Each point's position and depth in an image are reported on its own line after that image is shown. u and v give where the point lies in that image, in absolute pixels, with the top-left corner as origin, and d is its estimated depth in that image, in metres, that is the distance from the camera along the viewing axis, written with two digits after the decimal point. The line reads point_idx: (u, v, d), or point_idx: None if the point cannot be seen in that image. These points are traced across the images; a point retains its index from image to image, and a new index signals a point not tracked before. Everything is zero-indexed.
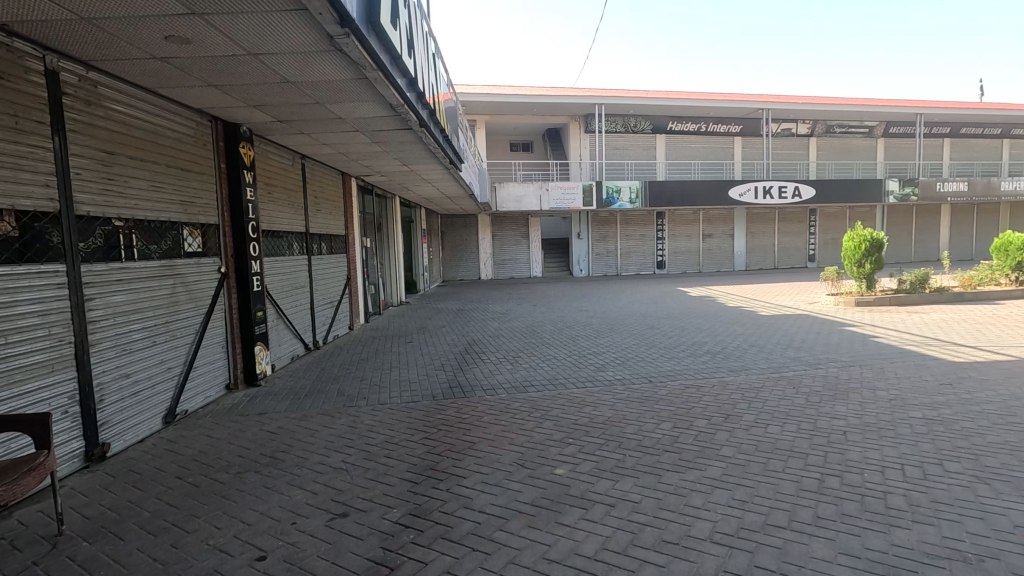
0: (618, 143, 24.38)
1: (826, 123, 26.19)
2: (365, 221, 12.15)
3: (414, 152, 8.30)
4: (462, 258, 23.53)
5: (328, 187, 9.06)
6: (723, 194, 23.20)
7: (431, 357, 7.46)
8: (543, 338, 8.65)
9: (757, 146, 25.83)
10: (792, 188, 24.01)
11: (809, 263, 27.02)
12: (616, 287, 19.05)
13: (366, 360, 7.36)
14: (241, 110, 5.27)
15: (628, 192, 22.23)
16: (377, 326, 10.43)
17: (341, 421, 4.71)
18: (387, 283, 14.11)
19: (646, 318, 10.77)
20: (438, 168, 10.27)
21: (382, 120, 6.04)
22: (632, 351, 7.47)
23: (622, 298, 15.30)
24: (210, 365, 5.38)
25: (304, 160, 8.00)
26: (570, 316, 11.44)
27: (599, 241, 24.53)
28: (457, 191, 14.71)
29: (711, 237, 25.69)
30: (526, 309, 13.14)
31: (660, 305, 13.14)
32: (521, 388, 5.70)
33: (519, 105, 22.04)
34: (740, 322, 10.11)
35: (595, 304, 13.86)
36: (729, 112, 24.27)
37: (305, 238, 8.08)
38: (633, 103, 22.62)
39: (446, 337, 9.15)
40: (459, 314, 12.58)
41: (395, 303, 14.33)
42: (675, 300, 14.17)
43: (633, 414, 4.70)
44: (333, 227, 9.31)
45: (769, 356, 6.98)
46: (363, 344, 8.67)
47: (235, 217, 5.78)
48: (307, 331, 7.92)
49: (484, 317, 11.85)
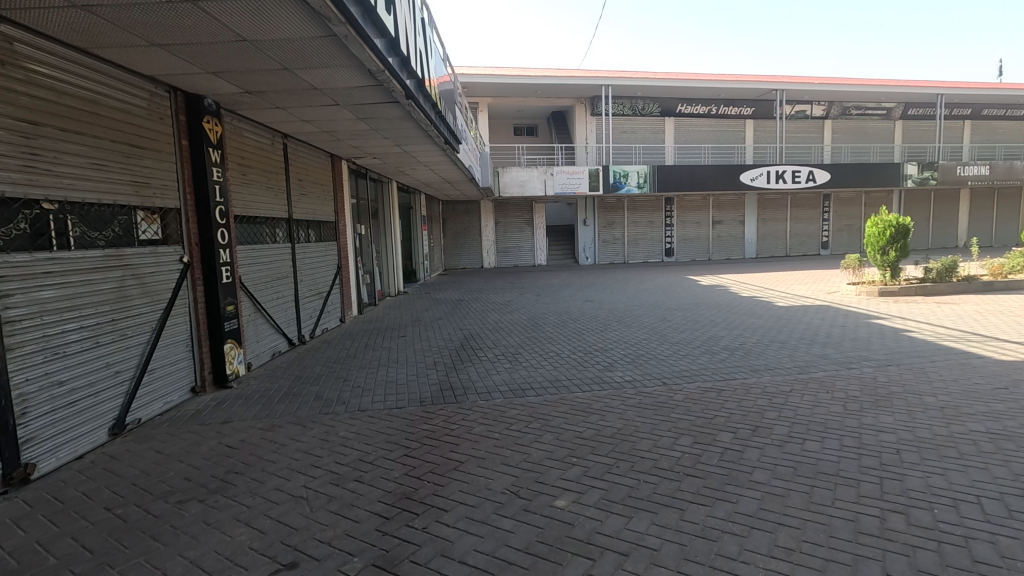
0: (626, 127, 23.55)
1: (842, 105, 25.25)
2: (358, 207, 11.53)
3: (406, 131, 7.63)
4: (464, 246, 22.89)
5: (314, 169, 8.42)
6: (734, 179, 22.44)
7: (424, 353, 6.87)
8: (546, 333, 8.02)
9: (770, 129, 24.93)
10: (806, 173, 23.20)
11: (822, 251, 26.21)
12: (624, 275, 18.40)
13: (353, 358, 6.78)
14: (201, 78, 4.63)
15: (636, 177, 21.50)
16: (371, 318, 9.85)
17: (313, 431, 4.13)
18: (384, 272, 13.51)
19: (656, 309, 10.12)
20: (435, 149, 9.59)
21: (361, 91, 5.32)
22: (642, 347, 6.83)
23: (629, 287, 14.65)
24: (171, 366, 4.81)
25: (286, 139, 7.36)
26: (574, 307, 10.80)
27: (606, 228, 23.81)
28: (458, 175, 14.03)
29: (721, 224, 24.92)
30: (530, 299, 12.51)
31: (670, 295, 12.50)
32: (519, 392, 5.10)
33: (523, 87, 21.26)
34: (757, 313, 9.48)
35: (600, 293, 13.21)
36: (741, 94, 23.38)
37: (288, 225, 7.47)
38: (642, 84, 21.79)
39: (442, 330, 8.54)
40: (458, 305, 11.96)
41: (392, 292, 13.74)
42: (685, 290, 13.50)
43: (646, 425, 4.09)
44: (320, 213, 8.69)
45: (793, 353, 6.34)
46: (353, 339, 8.09)
47: (199, 200, 5.17)
48: (291, 325, 7.35)
49: (485, 308, 11.25)
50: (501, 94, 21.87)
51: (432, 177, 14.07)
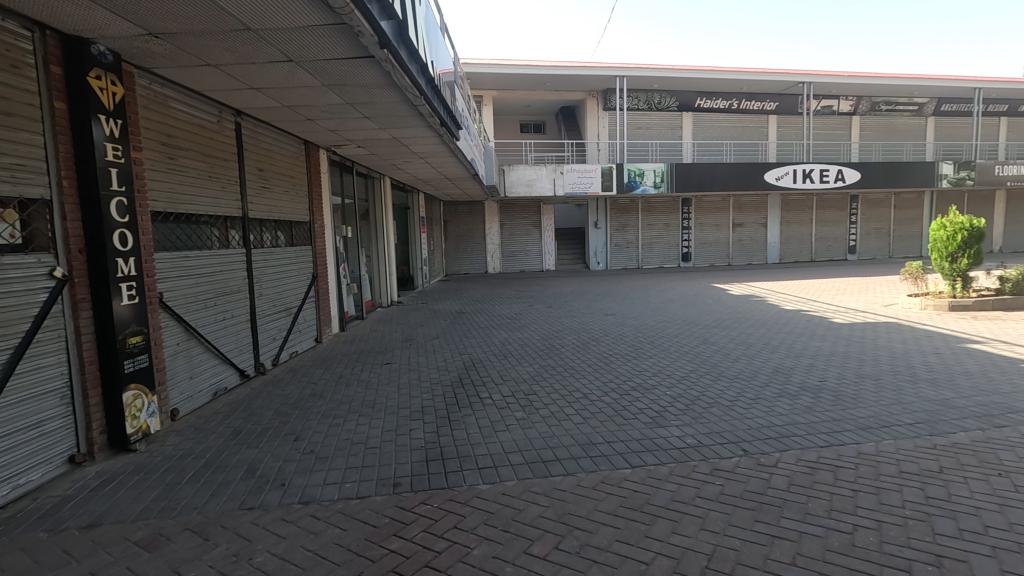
0: (640, 122, 21.99)
1: (871, 100, 23.63)
2: (342, 205, 10.01)
3: (395, 109, 6.09)
4: (467, 250, 21.36)
5: (281, 158, 6.89)
6: (757, 178, 20.92)
7: (412, 391, 5.30)
8: (567, 361, 6.45)
9: (794, 126, 23.36)
10: (835, 172, 21.61)
11: (849, 256, 24.57)
12: (641, 282, 16.87)
13: (320, 398, 5.22)
14: (69, 4, 3.11)
15: (652, 175, 19.96)
16: (357, 338, 8.30)
17: (215, 554, 2.58)
18: (375, 280, 11.96)
19: (691, 327, 8.57)
20: (432, 137, 8.03)
21: (318, 34, 3.77)
22: (693, 388, 5.25)
23: (651, 296, 13.07)
24: (30, 431, 3.28)
25: (240, 118, 5.84)
26: (597, 324, 9.25)
27: (619, 231, 22.24)
28: (459, 172, 12.49)
29: (742, 227, 23.31)
30: (543, 311, 10.92)
31: (700, 308, 10.92)
32: (543, 466, 3.53)
33: (531, 78, 19.77)
34: (816, 332, 7.92)
35: (623, 304, 11.63)
36: (764, 87, 21.83)
37: (243, 225, 5.95)
38: (659, 75, 20.25)
39: (440, 355, 6.99)
40: (458, 318, 10.37)
41: (385, 303, 12.18)
42: (716, 301, 11.92)
43: (752, 548, 2.54)
44: (290, 211, 7.16)
45: (899, 396, 4.77)
46: (331, 365, 6.56)
47: (85, 189, 3.66)
48: (244, 353, 5.82)
49: (492, 323, 9.69)
50: (507, 86, 20.38)
51: (431, 174, 12.53)
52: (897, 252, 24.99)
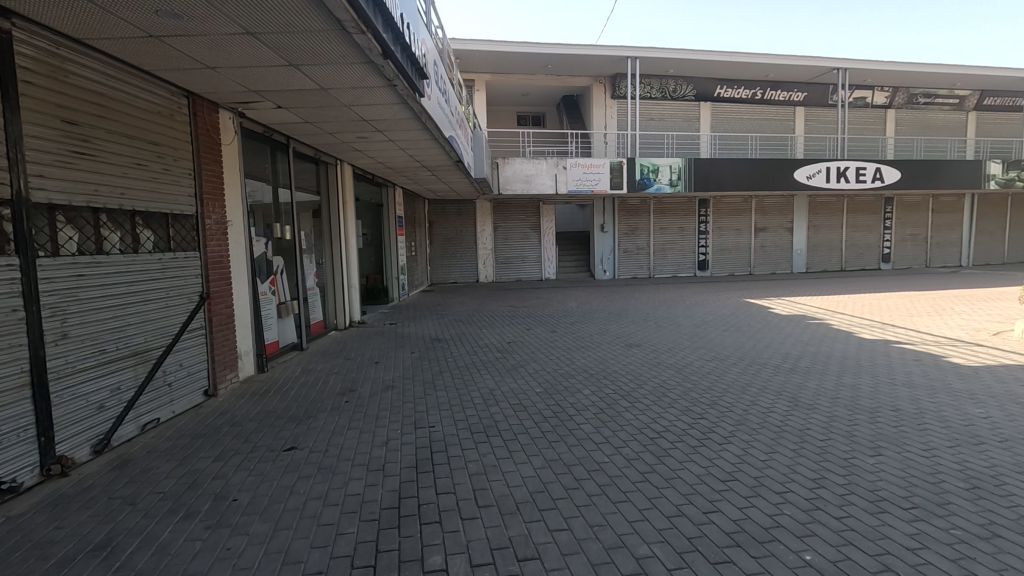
0: (654, 112, 19.46)
1: (909, 91, 21.21)
2: (272, 197, 7.41)
3: (291, 15, 3.48)
4: (456, 255, 18.73)
5: (128, 110, 4.28)
6: (785, 177, 18.48)
7: (297, 545, 2.69)
8: (589, 451, 3.87)
9: (824, 119, 20.90)
10: (872, 170, 19.16)
11: (882, 265, 22.09)
12: (658, 295, 14.37)
13: (108, 558, 2.62)
14: None
15: (668, 172, 17.48)
16: (278, 388, 5.68)
17: None
18: (328, 294, 9.33)
19: (756, 373, 6.03)
20: (386, 93, 5.42)
21: None
22: (851, 542, 2.66)
23: (678, 315, 10.52)
24: None
25: (10, 24, 3.28)
26: (621, 363, 6.65)
27: (628, 235, 19.69)
28: (441, 159, 9.88)
29: (765, 232, 20.82)
30: (546, 339, 8.32)
31: (748, 335, 8.37)
32: None
33: (530, 59, 17.25)
34: (947, 382, 5.40)
35: (647, 328, 9.05)
36: (793, 74, 19.38)
37: (24, 217, 3.38)
38: (676, 57, 17.76)
39: (387, 428, 4.37)
40: (433, 349, 7.76)
41: (343, 324, 9.55)
42: (763, 324, 9.37)
43: None
44: (153, 199, 4.58)
45: None
46: (196, 452, 3.93)
47: None
48: (8, 448, 3.23)
49: (477, 357, 7.09)
50: (503, 69, 17.86)
51: (404, 162, 9.92)
52: (934, 262, 22.52)
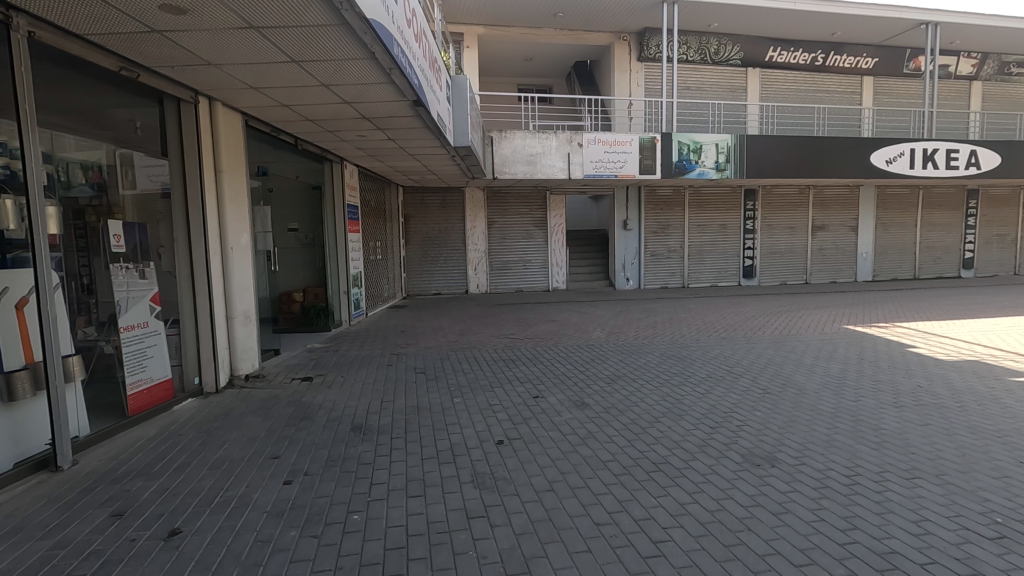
0: (692, 80, 15.43)
1: (1000, 58, 17.30)
2: (144, 172, 5.08)
3: None
4: (439, 259, 14.66)
5: None
6: (861, 161, 14.50)
7: None
8: None
9: (898, 91, 16.93)
10: (966, 153, 15.14)
11: (962, 272, 18.08)
12: (713, 316, 10.39)
13: None
14: None
15: (713, 152, 13.54)
16: None
17: None
18: (173, 336, 5.24)
19: None
20: None
21: None
22: None
23: (778, 361, 6.53)
24: None
25: None
26: (785, 558, 2.57)
27: (657, 234, 15.67)
28: (388, 100, 5.71)
29: (824, 231, 16.86)
30: (575, 434, 4.20)
31: (959, 422, 4.39)
32: None
33: (535, 4, 13.33)
34: None
35: (750, 400, 5.03)
36: (865, 31, 15.48)
37: None
38: (724, 4, 13.80)
39: None
40: (342, 463, 3.70)
41: (205, 388, 5.45)
42: (944, 386, 5.38)
43: None
44: None
45: None
46: None
47: None
48: None
49: (422, 511, 3.03)
50: (501, 18, 13.94)
51: (325, 104, 5.78)
52: None
